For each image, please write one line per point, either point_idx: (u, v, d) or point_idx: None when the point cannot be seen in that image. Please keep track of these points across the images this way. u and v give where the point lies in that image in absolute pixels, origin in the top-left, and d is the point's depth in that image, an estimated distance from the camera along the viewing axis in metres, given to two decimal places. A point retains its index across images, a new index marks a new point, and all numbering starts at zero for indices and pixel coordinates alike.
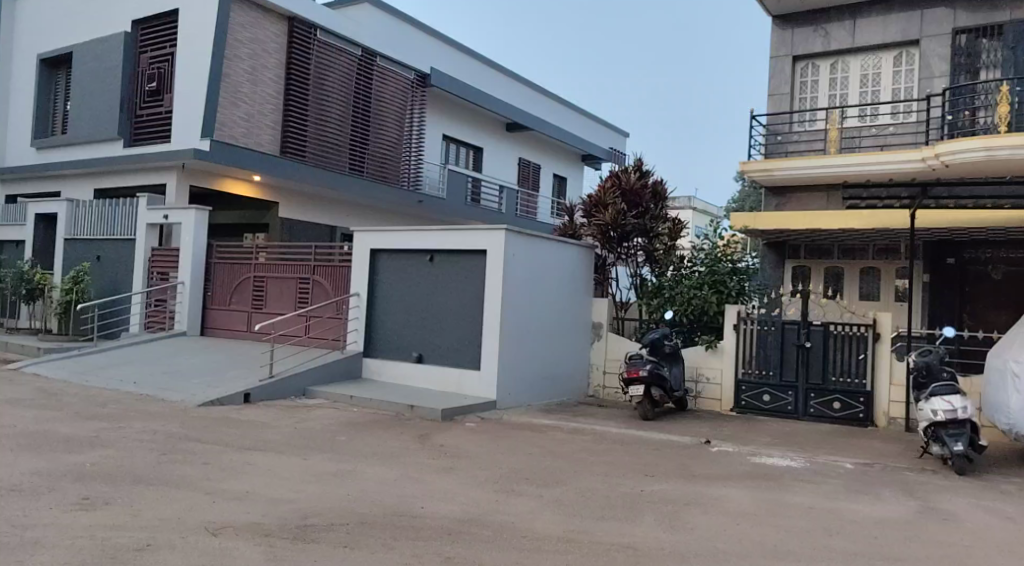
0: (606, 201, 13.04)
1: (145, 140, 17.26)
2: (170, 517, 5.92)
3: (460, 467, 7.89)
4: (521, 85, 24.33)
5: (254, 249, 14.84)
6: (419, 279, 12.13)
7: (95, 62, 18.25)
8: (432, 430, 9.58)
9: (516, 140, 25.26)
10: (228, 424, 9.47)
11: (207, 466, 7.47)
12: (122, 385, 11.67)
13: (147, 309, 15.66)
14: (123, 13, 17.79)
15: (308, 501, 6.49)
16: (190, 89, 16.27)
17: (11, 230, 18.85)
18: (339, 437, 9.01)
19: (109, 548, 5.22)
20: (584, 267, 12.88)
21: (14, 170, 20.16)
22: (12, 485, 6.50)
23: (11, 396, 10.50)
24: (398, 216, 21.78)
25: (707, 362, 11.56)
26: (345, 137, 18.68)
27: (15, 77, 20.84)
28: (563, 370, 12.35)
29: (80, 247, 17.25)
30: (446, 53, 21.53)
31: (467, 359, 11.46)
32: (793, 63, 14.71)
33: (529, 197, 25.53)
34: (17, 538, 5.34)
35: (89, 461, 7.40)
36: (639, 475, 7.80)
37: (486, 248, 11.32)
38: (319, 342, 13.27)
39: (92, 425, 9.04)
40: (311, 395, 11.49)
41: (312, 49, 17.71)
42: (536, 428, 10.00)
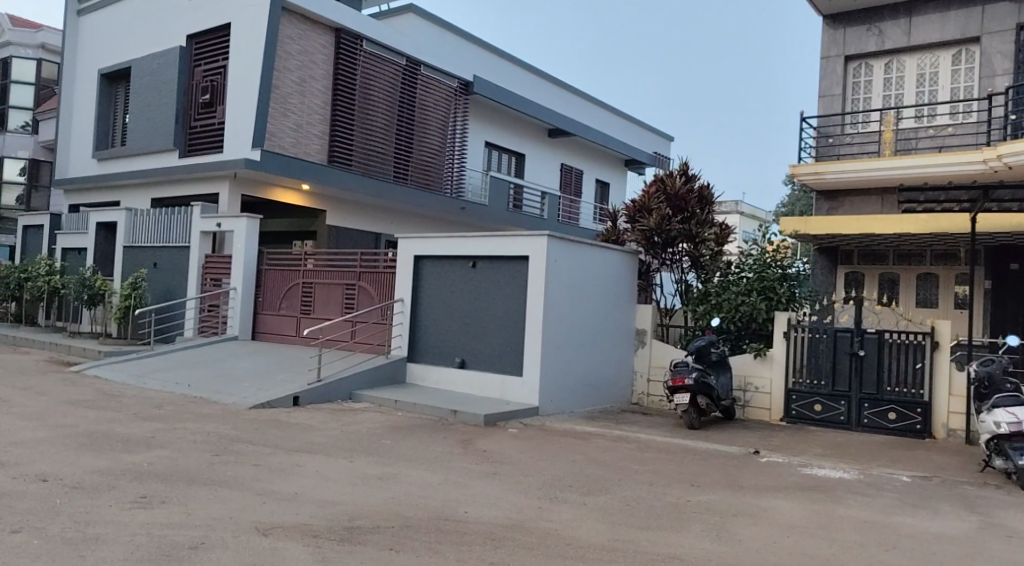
0: (651, 206, 12.86)
1: (198, 151, 17.60)
2: (222, 516, 5.95)
3: (503, 473, 7.81)
4: (565, 90, 24.26)
5: (302, 255, 14.99)
6: (462, 285, 12.10)
7: (152, 75, 18.70)
8: (476, 435, 9.54)
9: (560, 146, 25.19)
10: (277, 427, 9.55)
11: (257, 467, 7.52)
12: (177, 388, 11.86)
13: (201, 314, 15.95)
14: (179, 27, 18.20)
15: (354, 503, 6.47)
16: (240, 99, 16.54)
17: (73, 238, 19.40)
18: (384, 441, 9.02)
19: (165, 546, 5.25)
20: (628, 273, 12.73)
21: (75, 181, 20.78)
22: (74, 483, 6.61)
23: (72, 397, 10.75)
24: (441, 222, 21.84)
25: (756, 370, 11.32)
26: (391, 143, 18.79)
27: (76, 91, 21.48)
28: (606, 377, 12.20)
29: (138, 254, 17.65)
30: (490, 60, 21.57)
31: (509, 365, 11.39)
32: (845, 64, 14.38)
33: (571, 202, 25.43)
34: (78, 533, 5.42)
35: (146, 461, 7.50)
36: (687, 484, 7.63)
37: (530, 255, 11.24)
38: (364, 348, 13.31)
39: (149, 426, 9.19)
40: (356, 399, 11.53)
41: (358, 59, 17.92)
42: (580, 435, 9.88)
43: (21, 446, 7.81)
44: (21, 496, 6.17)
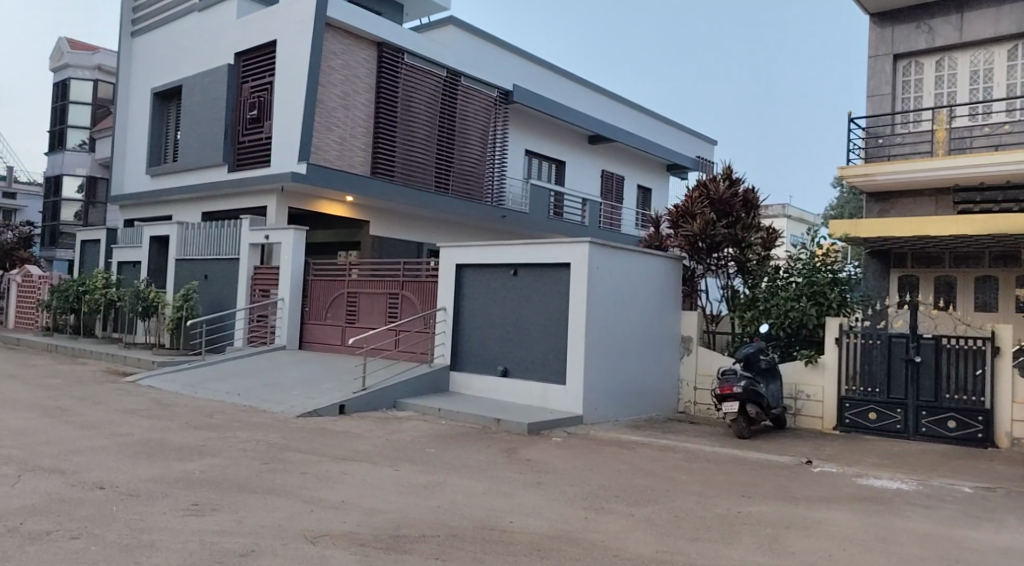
0: (695, 211, 12.65)
1: (246, 165, 17.90)
2: (271, 524, 5.97)
3: (548, 482, 7.73)
4: (606, 96, 24.13)
5: (346, 265, 15.11)
6: (504, 293, 12.05)
7: (202, 92, 19.10)
8: (520, 444, 9.45)
9: (600, 152, 25.05)
10: (324, 435, 9.59)
11: (305, 475, 7.55)
12: (227, 396, 12.03)
13: (250, 324, 16.19)
14: (227, 44, 18.56)
15: (400, 512, 6.44)
16: (286, 113, 16.79)
17: (128, 252, 19.87)
18: (429, 449, 8.99)
19: (217, 553, 5.28)
20: (672, 279, 12.56)
21: (130, 197, 21.27)
22: (130, 490, 6.71)
23: (128, 406, 10.96)
24: (482, 231, 21.85)
25: (807, 378, 11.05)
26: (432, 154, 18.87)
27: (131, 110, 22.03)
28: (652, 385, 12.04)
29: (189, 266, 18.01)
30: (530, 68, 21.55)
31: (553, 374, 11.28)
32: (894, 62, 14.02)
33: (613, 209, 25.23)
34: (134, 540, 5.48)
35: (198, 469, 7.58)
36: (737, 495, 7.45)
37: (571, 262, 11.15)
38: (408, 356, 13.34)
39: (200, 435, 9.30)
40: (401, 407, 11.55)
41: (399, 71, 18.07)
42: (626, 444, 9.73)
43: (79, 454, 7.97)
44: (79, 503, 6.27)
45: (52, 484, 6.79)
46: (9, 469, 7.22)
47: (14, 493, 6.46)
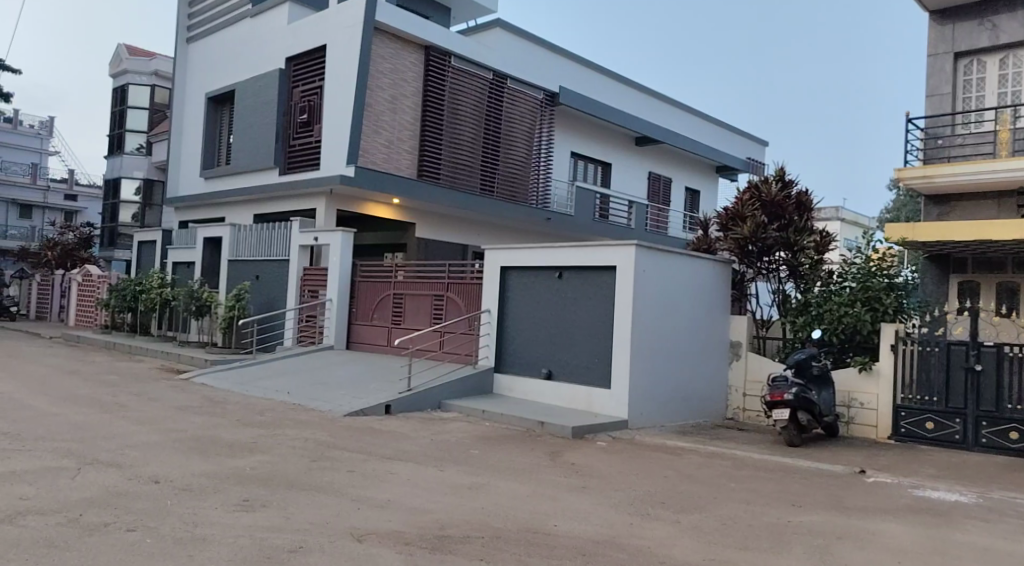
0: (745, 214, 12.43)
1: (297, 167, 18.17)
2: (319, 521, 6.01)
3: (593, 486, 7.65)
4: (654, 98, 23.94)
5: (393, 267, 15.22)
6: (549, 296, 12.00)
7: (254, 96, 19.45)
8: (564, 448, 9.39)
9: (648, 154, 24.85)
10: (370, 434, 9.66)
11: (351, 474, 7.60)
12: (277, 394, 12.20)
13: (300, 324, 16.42)
14: (279, 49, 18.87)
15: (445, 512, 6.44)
16: (336, 117, 17.00)
17: (183, 252, 20.32)
18: (473, 451, 8.99)
19: (266, 548, 5.34)
20: (721, 283, 12.37)
21: (185, 199, 21.75)
22: (183, 485, 6.83)
23: (181, 403, 11.19)
24: (528, 233, 21.82)
25: (861, 385, 10.77)
26: (477, 156, 18.90)
27: (186, 115, 22.54)
28: (699, 389, 11.88)
29: (241, 267, 18.35)
30: (577, 70, 21.47)
31: (597, 377, 11.19)
32: (955, 61, 13.61)
33: (659, 212, 24.96)
34: (187, 534, 5.57)
35: (248, 466, 7.69)
36: (787, 504, 7.29)
37: (617, 265, 11.05)
38: (453, 358, 13.37)
39: (251, 432, 9.45)
40: (445, 408, 11.58)
41: (447, 75, 18.16)
42: (672, 450, 9.60)
43: (134, 448, 8.15)
44: (135, 496, 6.41)
45: (109, 477, 6.95)
46: (69, 462, 7.40)
47: (73, 485, 6.62)
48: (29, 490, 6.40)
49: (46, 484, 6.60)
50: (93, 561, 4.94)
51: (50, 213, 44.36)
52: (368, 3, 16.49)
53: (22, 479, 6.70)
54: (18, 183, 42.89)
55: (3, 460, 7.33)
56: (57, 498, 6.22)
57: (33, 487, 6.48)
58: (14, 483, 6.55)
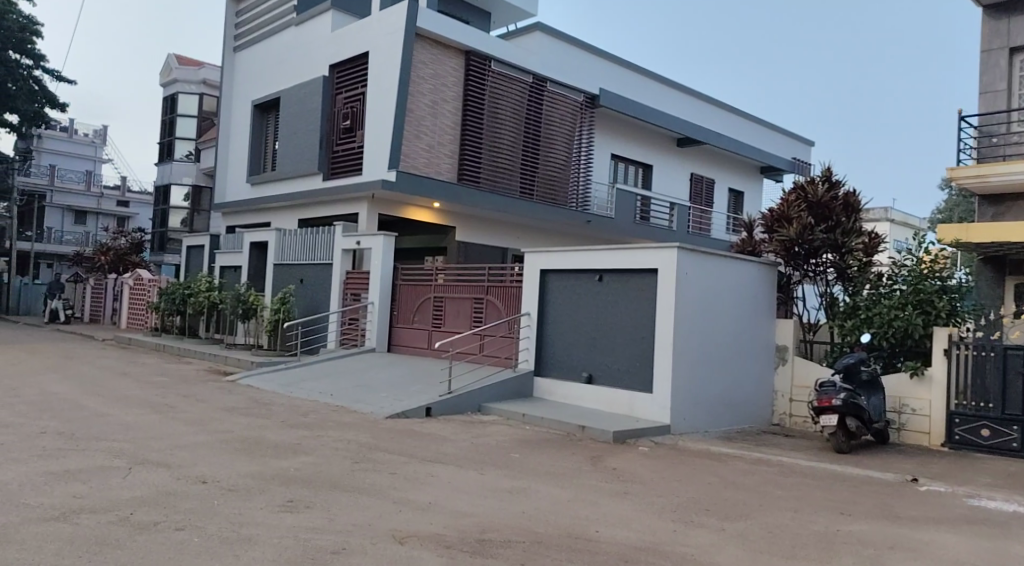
0: (791, 215, 12.20)
1: (340, 173, 18.36)
2: (362, 523, 6.02)
3: (635, 492, 7.55)
4: (696, 98, 23.68)
5: (433, 270, 15.27)
6: (590, 299, 11.90)
7: (298, 103, 19.71)
8: (606, 453, 9.30)
9: (690, 155, 24.58)
10: (412, 436, 9.68)
11: (393, 476, 7.61)
12: (320, 396, 12.32)
13: (342, 327, 16.57)
14: (322, 56, 19.11)
15: (486, 516, 6.40)
16: (378, 122, 17.14)
17: (230, 257, 20.67)
18: (513, 454, 8.94)
19: (310, 549, 5.36)
20: (766, 286, 12.16)
21: (232, 205, 22.12)
22: (230, 485, 6.90)
23: (228, 404, 11.35)
24: (568, 236, 21.72)
25: (913, 391, 10.49)
26: (517, 159, 18.86)
27: (233, 122, 22.94)
28: (744, 394, 11.68)
29: (287, 271, 18.59)
30: (617, 71, 21.33)
31: (639, 381, 11.07)
32: (1011, 56, 13.20)
33: (702, 213, 24.65)
34: (232, 533, 5.61)
35: (293, 467, 7.75)
36: (835, 512, 7.10)
37: (658, 268, 10.92)
38: (494, 361, 13.34)
39: (295, 433, 9.54)
40: (485, 411, 11.57)
41: (486, 79, 18.18)
42: (716, 456, 9.44)
43: (183, 449, 8.28)
44: (184, 496, 6.49)
45: (158, 477, 7.06)
46: (120, 461, 7.54)
47: (125, 484, 6.74)
48: (82, 489, 6.53)
49: (99, 483, 6.74)
50: (142, 560, 5.01)
51: (103, 219, 45.54)
52: (408, 10, 16.60)
53: (75, 477, 6.85)
54: (73, 190, 44.13)
55: (58, 458, 7.50)
56: (109, 497, 6.32)
57: (86, 486, 6.61)
58: (68, 482, 6.69)
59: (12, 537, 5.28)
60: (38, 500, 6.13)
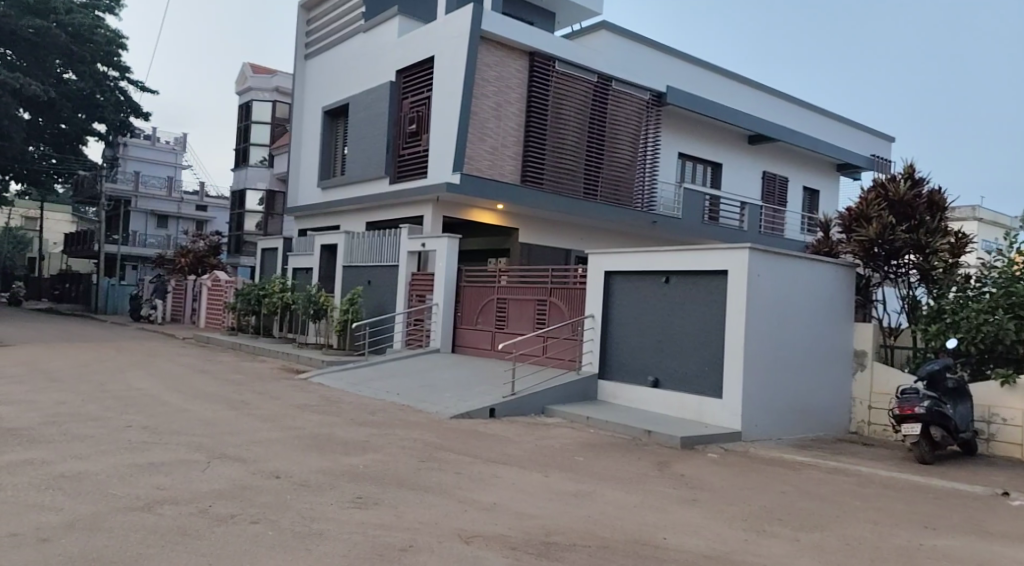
0: (870, 215, 11.72)
1: (407, 176, 18.52)
2: (428, 522, 5.96)
3: (706, 499, 7.31)
4: (767, 95, 23.07)
5: (497, 272, 15.22)
6: (657, 302, 11.66)
7: (366, 109, 19.97)
8: (673, 458, 9.06)
9: (762, 153, 23.94)
10: (477, 437, 9.63)
11: (459, 476, 7.55)
12: (387, 396, 12.40)
13: (408, 328, 16.69)
14: (389, 62, 19.30)
15: (552, 519, 6.28)
16: (443, 126, 17.22)
17: (303, 259, 21.08)
18: (578, 458, 8.80)
19: (378, 546, 5.31)
20: (843, 288, 11.72)
21: (305, 209, 22.55)
22: (301, 481, 6.95)
23: (300, 402, 11.52)
24: (634, 237, 21.40)
25: (1003, 400, 9.93)
26: (582, 160, 18.66)
27: (305, 128, 23.36)
28: (819, 401, 11.26)
29: (355, 273, 18.84)
30: (685, 69, 20.93)
31: (708, 387, 10.77)
32: None
33: (774, 213, 24.01)
34: (305, 528, 5.62)
35: (361, 464, 7.78)
36: (919, 526, 6.73)
37: (729, 269, 10.61)
38: (557, 363, 13.22)
39: (364, 431, 9.60)
40: (549, 413, 11.44)
41: (551, 79, 18.07)
42: (789, 464, 9.11)
43: (257, 444, 8.41)
44: (259, 490, 6.55)
45: (235, 471, 7.16)
46: (200, 455, 7.69)
47: (203, 477, 6.85)
48: (164, 481, 6.66)
49: (179, 475, 6.87)
50: (220, 551, 5.05)
51: (184, 222, 46.96)
52: (473, 12, 16.63)
53: (158, 469, 6.99)
54: (156, 195, 45.68)
55: (142, 451, 7.68)
56: (189, 489, 6.43)
57: (168, 478, 6.73)
58: (151, 474, 6.84)
59: (100, 525, 5.39)
60: (122, 490, 6.28)
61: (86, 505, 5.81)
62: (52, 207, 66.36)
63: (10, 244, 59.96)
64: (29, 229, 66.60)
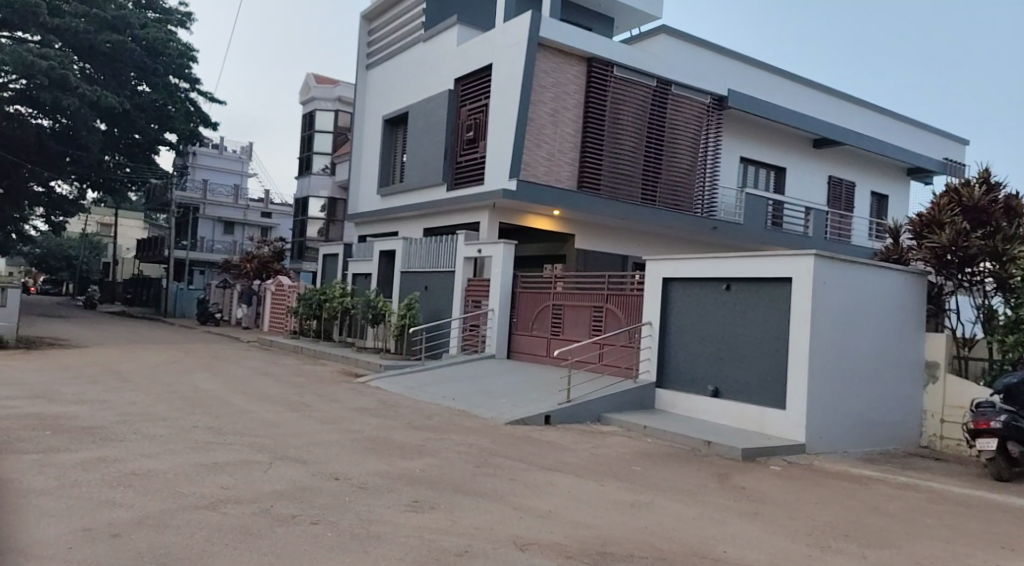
0: (943, 220, 11.34)
1: (464, 183, 18.63)
2: (484, 527, 5.93)
3: (767, 513, 7.11)
4: (832, 97, 22.52)
5: (553, 277, 15.17)
6: (717, 310, 11.44)
7: (424, 118, 20.18)
8: (733, 470, 8.86)
9: (827, 158, 23.35)
10: (532, 443, 9.58)
11: (514, 482, 7.51)
12: (442, 400, 12.45)
13: (464, 333, 16.77)
14: (448, 70, 19.46)
15: (608, 529, 6.19)
16: (500, 132, 17.27)
17: (362, 264, 21.37)
18: (635, 467, 8.67)
19: (434, 550, 5.31)
20: (914, 296, 11.33)
21: (364, 215, 22.88)
22: (360, 483, 7.01)
23: (358, 405, 11.65)
24: (694, 243, 21.09)
25: None
26: (640, 165, 18.49)
27: (365, 137, 23.74)
28: (888, 414, 10.88)
29: (412, 278, 19.02)
30: (747, 72, 20.58)
31: (771, 397, 10.50)
32: None
33: (840, 219, 23.41)
34: (363, 530, 5.65)
35: (418, 467, 7.81)
36: (994, 547, 6.41)
37: (792, 276, 10.36)
38: (613, 371, 13.11)
39: (420, 435, 9.64)
40: (605, 421, 11.32)
41: (609, 84, 17.97)
42: (855, 479, 8.81)
43: (317, 446, 8.51)
44: (319, 491, 6.63)
45: (296, 472, 7.27)
46: (263, 456, 7.82)
47: (266, 477, 6.97)
48: (228, 480, 6.79)
49: (243, 475, 7.00)
50: (281, 551, 5.11)
51: (249, 229, 48.07)
52: (532, 19, 16.66)
53: (223, 469, 7.14)
54: (224, 203, 46.88)
55: (208, 451, 7.86)
56: (252, 490, 6.53)
57: (232, 477, 6.86)
58: (217, 473, 6.98)
59: (169, 523, 5.51)
60: (187, 489, 6.41)
61: (155, 503, 5.95)
62: (125, 213, 68.87)
63: (87, 249, 62.48)
64: (104, 236, 69.19)
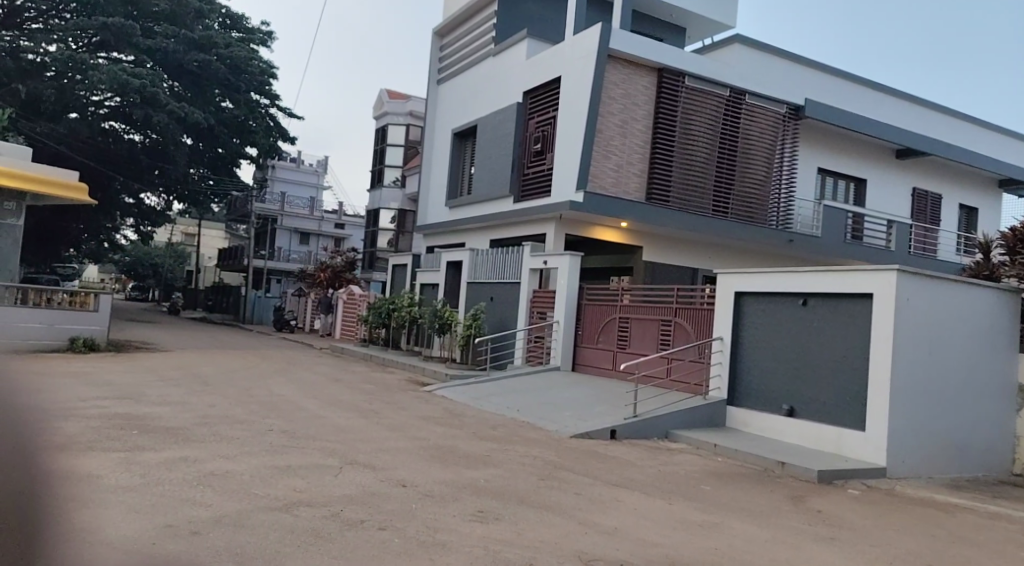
0: None
1: (532, 194, 18.57)
2: (549, 541, 5.81)
3: (843, 539, 6.79)
4: (915, 105, 21.66)
5: (619, 290, 14.96)
6: (793, 325, 11.04)
7: (494, 131, 20.26)
8: (809, 493, 8.49)
9: (910, 169, 22.48)
10: (598, 458, 9.41)
11: (579, 497, 7.36)
12: (507, 411, 12.38)
13: (529, 344, 16.71)
14: (517, 83, 19.50)
15: (678, 548, 5.98)
16: (569, 143, 17.16)
17: (430, 274, 21.56)
18: (704, 486, 8.40)
19: (500, 561, 5.21)
20: (1007, 316, 10.73)
21: (432, 226, 23.07)
22: (426, 491, 6.97)
23: (424, 413, 11.66)
24: (769, 257, 20.55)
25: None
26: (712, 176, 18.11)
27: (435, 150, 23.96)
28: (977, 438, 10.31)
29: (478, 289, 19.05)
30: (824, 81, 19.99)
31: (850, 417, 10.07)
32: None
33: (926, 233, 22.46)
34: (430, 538, 5.59)
35: (483, 478, 7.72)
36: None
37: (873, 293, 9.91)
38: (682, 387, 12.75)
39: (485, 445, 9.58)
40: (672, 438, 11.05)
41: (680, 95, 17.68)
42: (942, 507, 8.34)
43: (385, 452, 8.52)
44: (387, 498, 6.60)
45: (365, 478, 7.27)
46: (333, 461, 7.87)
47: (336, 482, 6.99)
48: (300, 483, 6.83)
49: (316, 479, 7.03)
50: (351, 555, 5.09)
51: (323, 240, 49.19)
52: (603, 31, 16.52)
53: (295, 473, 7.20)
54: (301, 214, 48.17)
55: (281, 454, 7.95)
56: (323, 494, 6.56)
57: (304, 481, 6.91)
58: (289, 476, 7.04)
59: (245, 523, 5.56)
60: (263, 491, 6.47)
61: (233, 503, 6.02)
62: (208, 224, 71.47)
63: (172, 258, 65.03)
64: (189, 246, 72.01)
